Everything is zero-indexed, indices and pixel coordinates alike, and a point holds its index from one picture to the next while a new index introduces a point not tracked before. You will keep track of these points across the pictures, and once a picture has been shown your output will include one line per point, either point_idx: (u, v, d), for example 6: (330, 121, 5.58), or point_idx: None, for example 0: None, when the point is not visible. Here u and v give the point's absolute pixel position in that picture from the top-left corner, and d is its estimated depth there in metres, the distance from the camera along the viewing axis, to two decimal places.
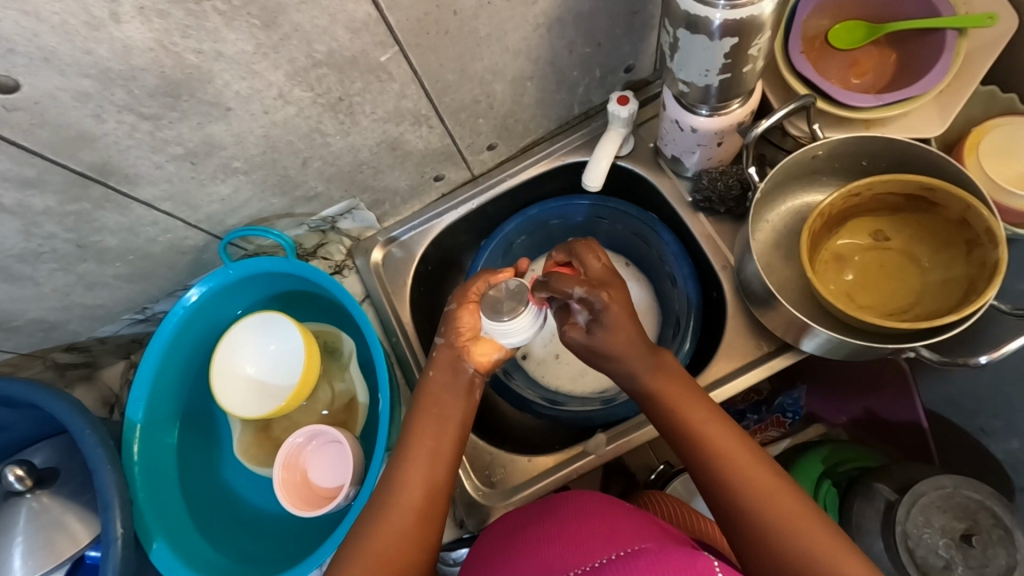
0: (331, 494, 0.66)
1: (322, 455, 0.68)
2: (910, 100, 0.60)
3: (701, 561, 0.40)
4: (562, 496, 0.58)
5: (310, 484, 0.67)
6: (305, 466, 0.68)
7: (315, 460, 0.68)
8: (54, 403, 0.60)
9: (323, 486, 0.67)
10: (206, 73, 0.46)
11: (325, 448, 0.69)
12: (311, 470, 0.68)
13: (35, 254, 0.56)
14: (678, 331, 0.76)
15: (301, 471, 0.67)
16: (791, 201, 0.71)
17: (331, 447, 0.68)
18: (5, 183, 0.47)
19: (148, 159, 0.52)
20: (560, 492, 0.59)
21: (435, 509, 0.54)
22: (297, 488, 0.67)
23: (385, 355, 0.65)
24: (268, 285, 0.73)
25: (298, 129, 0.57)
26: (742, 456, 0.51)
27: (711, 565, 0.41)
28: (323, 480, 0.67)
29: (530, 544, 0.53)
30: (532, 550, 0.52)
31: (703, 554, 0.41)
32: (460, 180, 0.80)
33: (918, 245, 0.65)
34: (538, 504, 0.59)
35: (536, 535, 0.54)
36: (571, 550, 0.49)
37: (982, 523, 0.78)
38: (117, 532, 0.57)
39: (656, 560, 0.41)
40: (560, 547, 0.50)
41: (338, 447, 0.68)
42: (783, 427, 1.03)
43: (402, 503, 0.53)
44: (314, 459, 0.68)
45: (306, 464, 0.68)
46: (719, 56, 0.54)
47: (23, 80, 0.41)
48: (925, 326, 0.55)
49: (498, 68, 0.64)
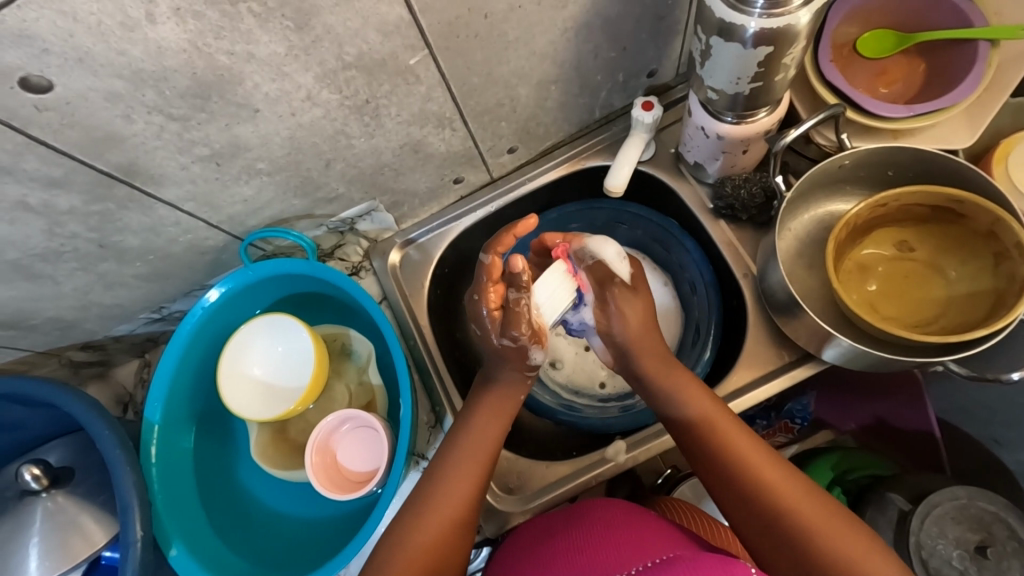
0: (359, 478, 0.67)
1: (354, 437, 0.69)
2: (941, 112, 0.60)
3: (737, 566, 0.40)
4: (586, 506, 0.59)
5: (340, 467, 0.68)
6: (334, 449, 0.69)
7: (344, 444, 0.69)
8: (72, 404, 0.60)
9: (355, 468, 0.67)
10: (237, 74, 0.46)
11: (356, 433, 0.69)
12: (342, 455, 0.69)
13: (56, 253, 0.55)
14: (698, 337, 0.76)
15: (331, 455, 0.68)
16: (814, 210, 0.70)
17: (364, 432, 0.69)
18: (31, 183, 0.47)
19: (173, 160, 0.51)
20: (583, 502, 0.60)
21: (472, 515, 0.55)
22: (327, 471, 0.68)
23: (405, 360, 0.65)
24: (282, 288, 0.72)
25: (323, 131, 0.57)
26: (769, 467, 0.54)
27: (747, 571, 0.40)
28: (356, 461, 0.68)
29: (561, 549, 0.54)
30: (565, 554, 0.53)
31: (740, 559, 0.40)
32: (479, 183, 0.80)
33: (943, 257, 0.65)
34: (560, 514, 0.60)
35: (564, 544, 0.54)
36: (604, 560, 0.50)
37: (998, 535, 0.80)
38: (136, 534, 0.57)
39: (690, 560, 0.42)
40: (592, 554, 0.52)
41: (373, 433, 0.68)
42: (791, 433, 1.01)
43: (437, 512, 0.54)
44: (342, 444, 0.69)
45: (335, 448, 0.69)
46: (752, 65, 0.53)
47: (55, 80, 0.40)
48: (955, 339, 0.55)
49: (523, 72, 0.63)
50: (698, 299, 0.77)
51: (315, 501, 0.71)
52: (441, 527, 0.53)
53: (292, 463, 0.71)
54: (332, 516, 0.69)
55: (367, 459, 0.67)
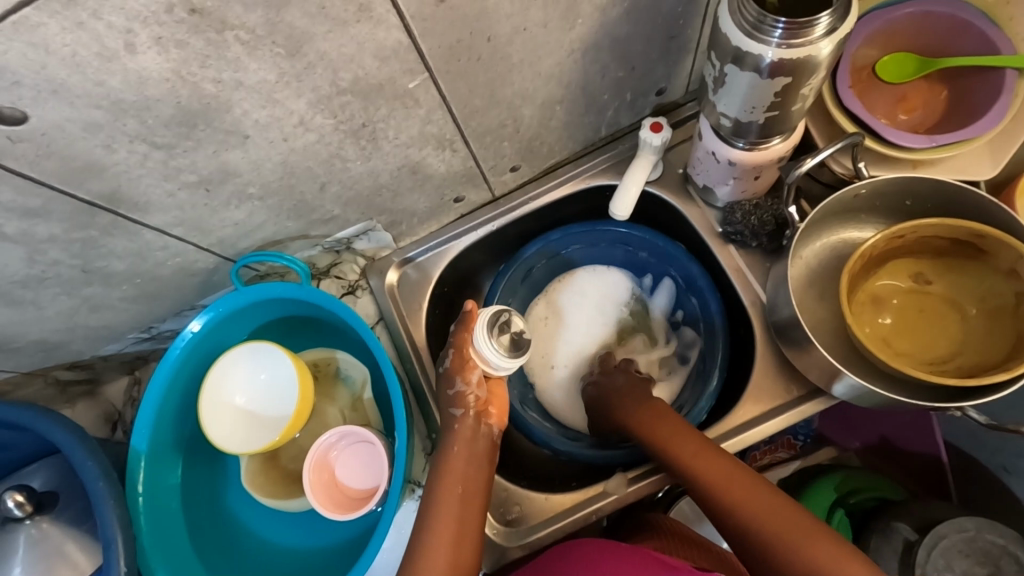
0: (355, 495, 0.65)
1: (357, 451, 0.66)
2: (964, 142, 0.57)
3: None
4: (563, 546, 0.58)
5: (339, 486, 0.65)
6: (332, 465, 0.66)
7: (343, 459, 0.66)
8: (53, 431, 0.58)
9: (354, 488, 0.65)
10: (224, 102, 0.43)
11: (356, 450, 0.66)
12: (339, 472, 0.66)
13: (38, 280, 0.53)
14: (705, 366, 0.74)
15: (326, 473, 0.65)
16: (828, 237, 0.68)
17: (363, 449, 0.66)
18: (7, 213, 0.44)
19: (159, 187, 0.49)
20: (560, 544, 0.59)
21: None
22: (324, 488, 0.65)
23: (402, 391, 0.62)
24: (273, 311, 0.70)
25: (317, 155, 0.54)
26: (725, 476, 0.57)
27: None
28: (358, 478, 0.65)
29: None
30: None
31: None
32: (480, 201, 0.77)
33: (962, 293, 0.62)
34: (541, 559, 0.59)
35: None
36: None
37: (1005, 567, 0.79)
38: (119, 571, 0.55)
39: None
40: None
41: (372, 450, 0.65)
42: (794, 449, 0.99)
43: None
44: (339, 463, 0.66)
45: (334, 464, 0.66)
46: (768, 94, 0.51)
47: (29, 112, 0.38)
48: (974, 384, 0.52)
49: (528, 93, 0.61)
50: (706, 327, 0.74)
51: (308, 531, 0.69)
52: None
53: (283, 492, 0.69)
54: (325, 546, 0.67)
55: (368, 477, 0.64)
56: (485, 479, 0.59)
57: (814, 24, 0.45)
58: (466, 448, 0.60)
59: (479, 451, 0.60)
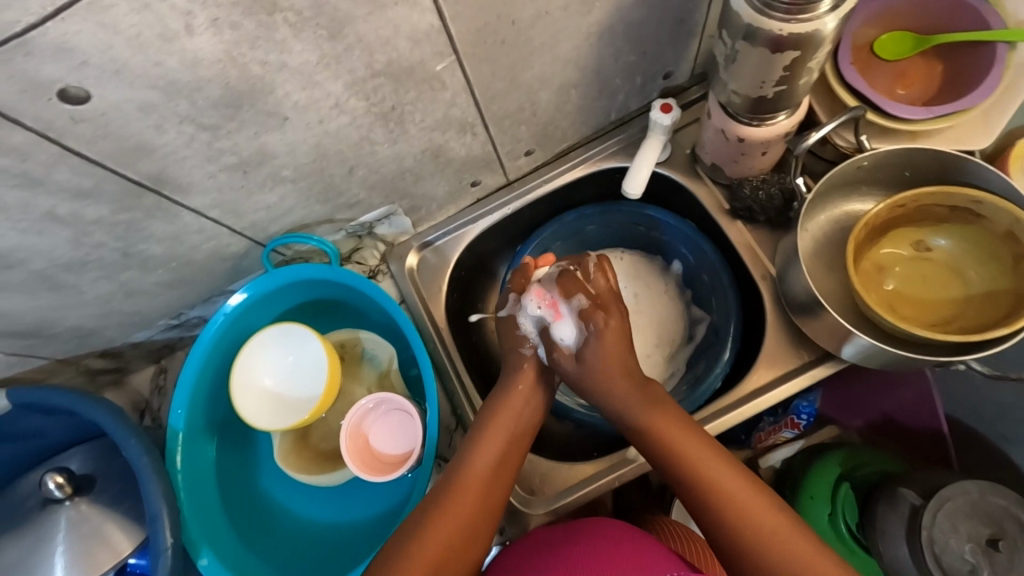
0: (389, 460, 0.67)
1: (394, 418, 0.69)
2: (959, 113, 0.61)
3: None
4: (576, 527, 0.60)
5: (372, 450, 0.68)
6: (366, 432, 0.69)
7: (377, 426, 0.69)
8: (96, 411, 0.60)
9: (386, 454, 0.67)
10: (269, 83, 0.46)
11: (389, 417, 0.69)
12: (373, 437, 0.69)
13: (81, 263, 0.55)
14: (716, 340, 0.77)
15: (362, 437, 0.68)
16: (831, 210, 0.71)
17: (396, 417, 0.69)
18: (61, 194, 0.46)
19: (202, 169, 0.51)
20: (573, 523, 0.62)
21: (480, 533, 0.55)
22: (360, 452, 0.68)
23: (431, 364, 0.64)
24: (299, 295, 0.72)
25: (348, 138, 0.57)
26: (730, 474, 0.53)
27: None
28: (393, 444, 0.68)
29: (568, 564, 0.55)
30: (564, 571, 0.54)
31: None
32: (495, 186, 0.80)
33: (961, 258, 0.65)
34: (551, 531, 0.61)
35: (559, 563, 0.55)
36: None
37: (1008, 529, 0.83)
38: (166, 541, 0.57)
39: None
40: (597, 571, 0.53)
41: (405, 417, 0.68)
42: (798, 430, 0.96)
43: (445, 528, 0.53)
44: (373, 427, 0.69)
45: (368, 430, 0.69)
46: (777, 68, 0.54)
47: (93, 91, 0.40)
48: (977, 338, 0.56)
49: (546, 77, 0.63)
50: (717, 300, 0.77)
51: (340, 506, 0.71)
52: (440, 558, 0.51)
53: (316, 468, 0.72)
54: (358, 520, 0.69)
55: (403, 446, 0.67)
56: (532, 425, 0.63)
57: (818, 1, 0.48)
58: (527, 392, 0.64)
59: (538, 397, 0.64)
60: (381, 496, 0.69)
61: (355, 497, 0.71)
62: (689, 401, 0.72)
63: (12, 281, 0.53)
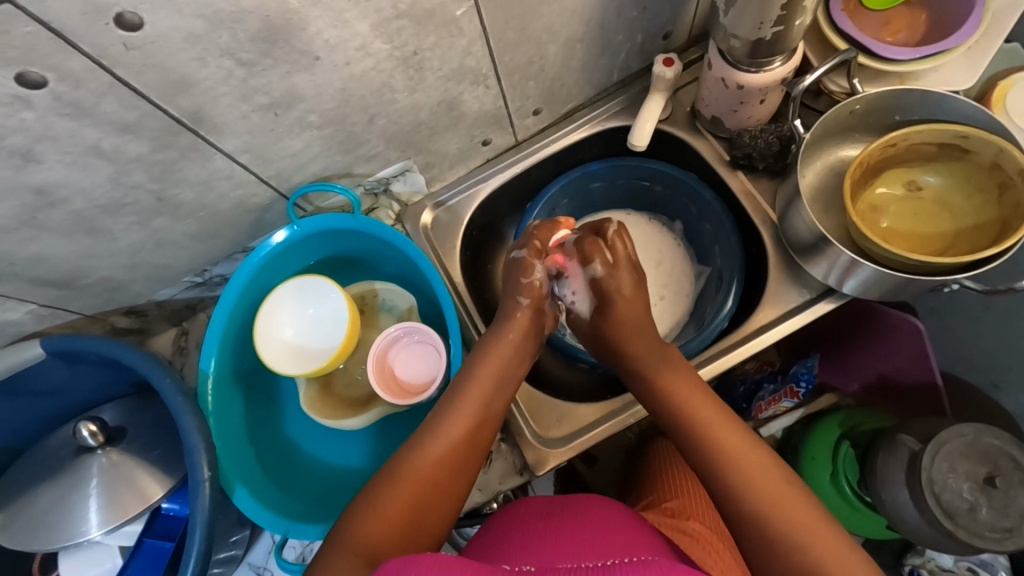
0: (405, 387, 0.71)
1: (423, 347, 0.72)
2: (946, 53, 0.65)
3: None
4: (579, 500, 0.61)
5: (394, 375, 0.72)
6: (390, 360, 0.73)
7: (400, 355, 0.73)
8: (133, 355, 0.63)
9: (406, 380, 0.71)
10: (303, 19, 0.49)
11: (413, 348, 0.73)
12: (397, 365, 0.72)
13: (118, 205, 0.57)
14: (721, 284, 0.80)
15: (387, 363, 0.73)
16: (826, 157, 0.75)
17: (418, 350, 0.72)
18: (107, 126, 0.49)
19: (236, 108, 0.54)
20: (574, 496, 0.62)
21: (469, 465, 0.60)
22: (385, 378, 0.72)
23: (453, 305, 0.68)
24: (321, 248, 0.75)
25: (371, 83, 0.60)
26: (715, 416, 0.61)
27: None
28: (414, 372, 0.71)
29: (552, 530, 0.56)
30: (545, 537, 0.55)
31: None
32: (504, 146, 0.83)
33: (950, 193, 0.69)
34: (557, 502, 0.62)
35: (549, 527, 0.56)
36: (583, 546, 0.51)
37: (1003, 465, 0.86)
38: (203, 474, 0.59)
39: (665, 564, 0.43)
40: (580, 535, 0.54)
41: (428, 350, 0.72)
42: (797, 398, 0.96)
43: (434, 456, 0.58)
44: (396, 354, 0.73)
45: (392, 358, 0.73)
46: (774, 8, 0.57)
47: (145, 18, 0.42)
48: (970, 260, 0.59)
49: (554, 29, 0.66)
50: (720, 248, 0.80)
51: (367, 450, 0.72)
52: (428, 476, 0.57)
53: (343, 414, 0.73)
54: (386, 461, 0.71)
55: (424, 377, 0.70)
56: (520, 373, 0.67)
57: None
58: (518, 340, 0.67)
59: (528, 347, 0.68)
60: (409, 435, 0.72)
61: (379, 440, 0.73)
62: (696, 341, 0.74)
63: (52, 222, 0.55)
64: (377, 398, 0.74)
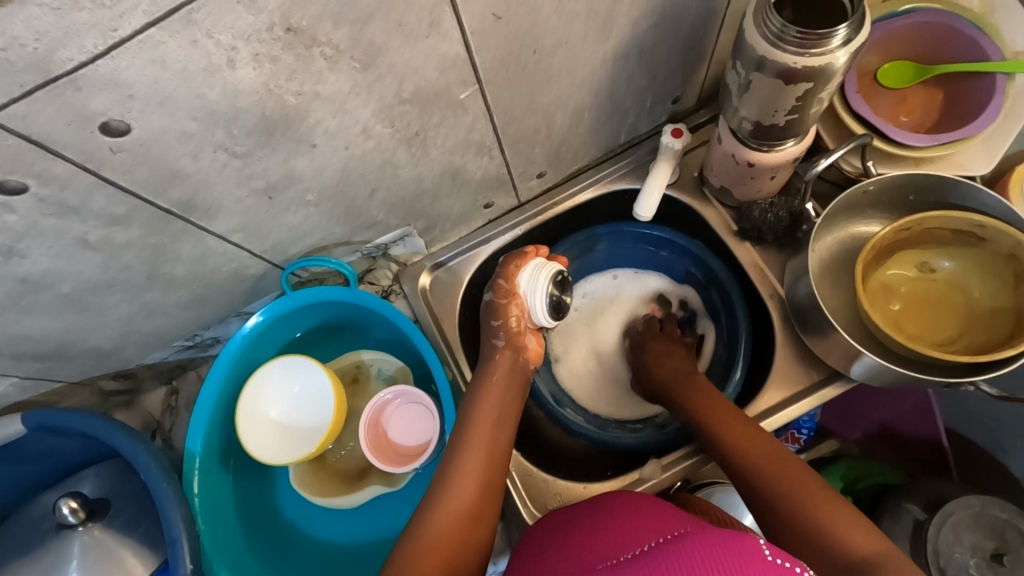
0: (396, 450, 0.70)
1: (426, 417, 0.70)
2: (960, 141, 0.64)
3: (747, 540, 0.38)
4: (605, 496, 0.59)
5: (387, 437, 0.70)
6: (386, 421, 0.71)
7: (396, 419, 0.70)
8: (117, 436, 0.60)
9: (397, 444, 0.70)
10: (302, 112, 0.47)
11: (409, 412, 0.70)
12: (392, 427, 0.70)
13: (106, 286, 0.55)
14: (727, 358, 0.78)
15: (382, 423, 0.71)
16: (837, 231, 0.72)
17: (416, 414, 0.70)
18: (94, 220, 0.47)
19: (230, 194, 0.52)
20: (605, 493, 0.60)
21: (488, 505, 0.56)
22: (377, 441, 0.70)
23: (449, 384, 0.65)
24: (314, 318, 0.73)
25: (372, 162, 0.58)
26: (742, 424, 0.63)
27: (757, 544, 0.38)
28: (407, 439, 0.69)
29: (586, 540, 0.52)
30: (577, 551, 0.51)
31: (750, 533, 0.38)
32: (507, 207, 0.81)
33: (964, 278, 0.67)
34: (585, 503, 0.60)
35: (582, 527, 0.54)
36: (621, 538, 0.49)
37: (1011, 541, 0.81)
38: (185, 566, 0.57)
39: (699, 537, 0.39)
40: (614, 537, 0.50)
41: (424, 417, 0.69)
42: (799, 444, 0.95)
43: (455, 503, 0.54)
44: (397, 409, 0.71)
45: (387, 420, 0.71)
46: (790, 98, 0.56)
47: (134, 124, 0.40)
48: (984, 359, 0.57)
49: (562, 101, 0.64)
50: (726, 320, 0.78)
51: (357, 526, 0.71)
52: (454, 527, 0.53)
53: (333, 491, 0.72)
54: (375, 540, 0.70)
55: (415, 448, 0.69)
56: (515, 410, 0.62)
57: (831, 36, 0.50)
58: (504, 378, 0.63)
59: (515, 387, 0.63)
60: (400, 513, 0.70)
61: (373, 515, 0.71)
62: None
63: (37, 305, 0.53)
64: (369, 473, 0.73)
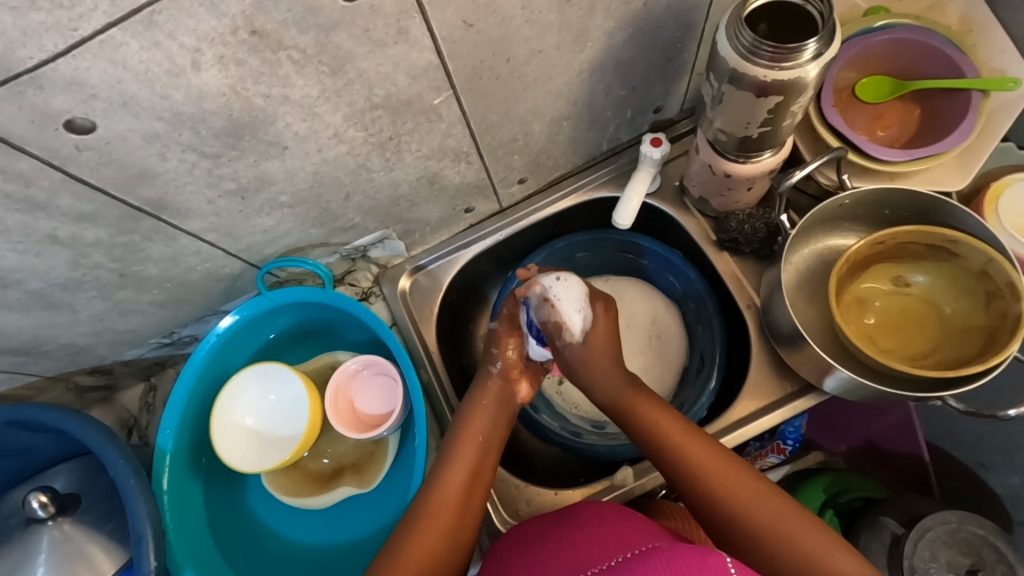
0: (366, 417, 0.72)
1: (393, 397, 0.71)
2: (936, 156, 0.64)
3: (713, 557, 0.38)
4: (576, 508, 0.57)
5: (355, 409, 0.72)
6: (354, 395, 0.73)
7: (363, 391, 0.73)
8: (86, 431, 0.59)
9: (355, 409, 0.72)
10: (270, 115, 0.47)
11: (375, 381, 0.73)
12: (359, 399, 0.72)
13: (78, 283, 0.56)
14: (702, 367, 0.78)
15: (347, 395, 0.73)
16: (814, 244, 0.73)
17: (382, 382, 0.72)
18: (62, 217, 0.47)
19: (201, 195, 0.52)
20: (575, 505, 0.59)
21: (465, 531, 0.55)
22: (344, 411, 0.72)
23: (421, 389, 0.66)
24: (286, 320, 0.74)
25: (346, 166, 0.58)
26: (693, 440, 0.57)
27: (723, 562, 0.39)
28: (367, 411, 0.72)
29: (551, 546, 0.52)
30: (541, 559, 0.51)
31: (716, 549, 0.39)
32: (489, 212, 0.81)
33: (937, 293, 0.68)
34: (554, 515, 0.58)
35: (549, 544, 0.53)
36: (586, 558, 0.47)
37: (987, 558, 0.79)
38: (150, 564, 0.57)
39: (668, 553, 0.39)
40: (583, 546, 0.50)
41: (389, 384, 0.71)
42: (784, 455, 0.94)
43: (434, 530, 0.54)
44: (375, 376, 0.73)
45: (354, 394, 0.73)
46: (762, 111, 0.56)
47: (99, 122, 0.41)
48: (953, 375, 0.57)
49: (539, 110, 0.65)
50: (703, 330, 0.79)
51: (325, 529, 0.71)
52: (439, 551, 0.53)
53: (305, 491, 0.73)
54: (342, 544, 0.70)
55: (377, 417, 0.71)
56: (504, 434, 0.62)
57: (801, 50, 0.50)
58: (489, 409, 0.63)
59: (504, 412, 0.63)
60: (371, 518, 0.70)
61: (342, 521, 0.71)
62: None
63: (8, 300, 0.54)
64: (338, 478, 0.73)
